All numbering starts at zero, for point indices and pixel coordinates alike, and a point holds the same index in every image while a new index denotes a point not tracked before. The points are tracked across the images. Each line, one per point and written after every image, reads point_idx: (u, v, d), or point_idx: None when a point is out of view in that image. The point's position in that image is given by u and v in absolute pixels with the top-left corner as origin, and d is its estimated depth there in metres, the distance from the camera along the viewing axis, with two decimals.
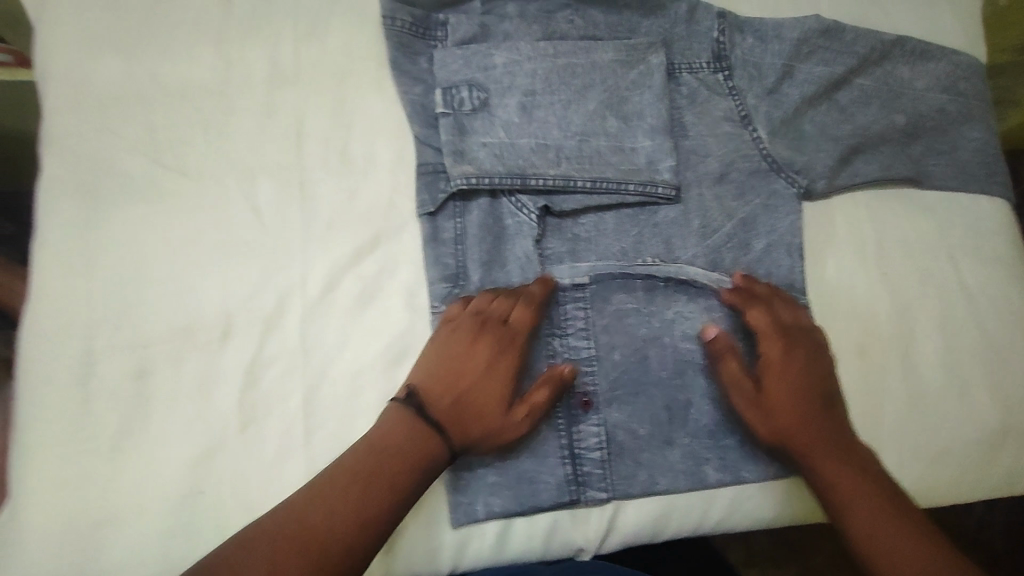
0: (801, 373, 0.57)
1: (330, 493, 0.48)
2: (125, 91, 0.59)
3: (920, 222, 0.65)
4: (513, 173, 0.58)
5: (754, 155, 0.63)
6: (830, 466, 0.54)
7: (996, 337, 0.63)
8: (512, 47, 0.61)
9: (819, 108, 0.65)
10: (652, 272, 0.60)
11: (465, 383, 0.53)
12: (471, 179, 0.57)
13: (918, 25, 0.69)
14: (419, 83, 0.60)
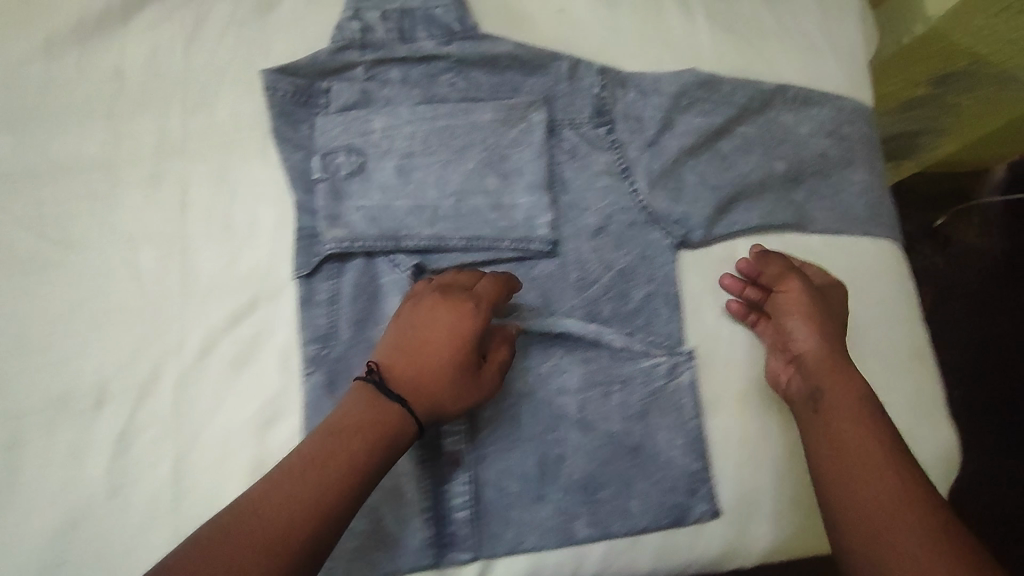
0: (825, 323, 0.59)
1: (281, 486, 0.47)
2: (12, 166, 0.61)
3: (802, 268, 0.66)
4: (385, 235, 0.60)
5: (632, 210, 0.64)
6: (855, 420, 0.53)
7: (880, 382, 0.64)
8: (391, 112, 0.62)
9: (705, 158, 0.67)
10: (527, 326, 0.60)
11: (427, 351, 0.53)
12: (342, 242, 0.59)
13: (803, 72, 0.70)
14: (298, 150, 0.62)
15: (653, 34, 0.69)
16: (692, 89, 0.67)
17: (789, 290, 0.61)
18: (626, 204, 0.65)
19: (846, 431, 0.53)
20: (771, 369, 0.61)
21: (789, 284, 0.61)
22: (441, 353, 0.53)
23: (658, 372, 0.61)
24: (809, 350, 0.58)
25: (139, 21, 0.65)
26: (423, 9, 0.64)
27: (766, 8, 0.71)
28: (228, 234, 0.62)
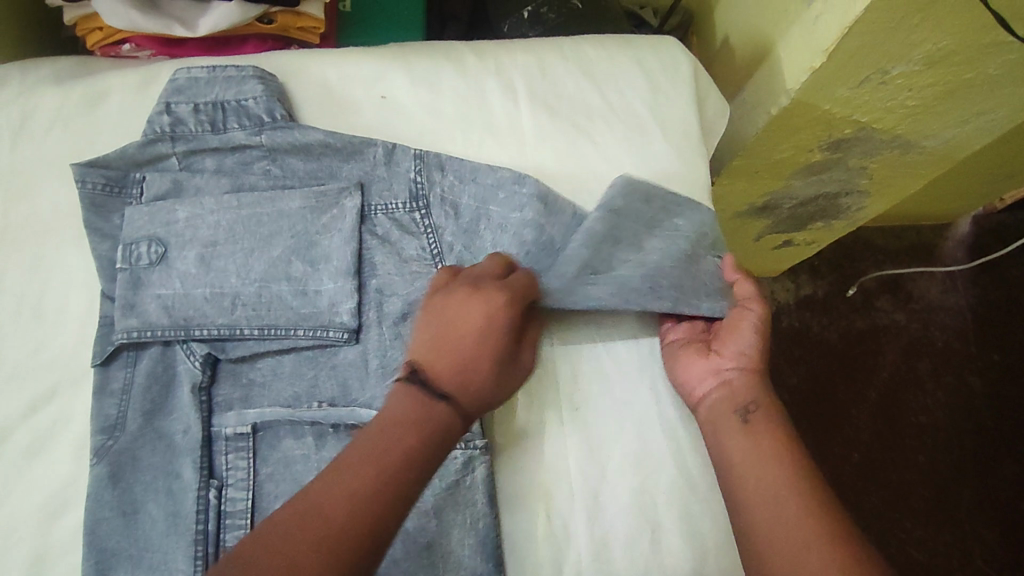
0: (761, 361, 0.61)
1: (350, 492, 0.47)
2: None
3: (619, 354, 0.65)
4: (177, 325, 0.60)
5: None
6: (777, 453, 0.55)
7: (696, 477, 0.61)
8: (196, 202, 0.64)
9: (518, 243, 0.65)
10: (319, 417, 0.59)
11: (479, 348, 0.55)
12: (131, 332, 0.60)
13: (629, 152, 0.70)
14: (105, 240, 0.63)
15: (474, 118, 0.70)
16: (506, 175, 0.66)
17: (746, 318, 0.61)
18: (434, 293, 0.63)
19: (744, 454, 0.56)
20: (702, 379, 0.61)
21: (744, 309, 0.62)
22: (472, 356, 0.55)
23: (454, 466, 0.58)
24: (748, 370, 0.60)
25: None
26: (235, 101, 0.66)
27: (592, 90, 0.72)
28: (37, 321, 0.63)
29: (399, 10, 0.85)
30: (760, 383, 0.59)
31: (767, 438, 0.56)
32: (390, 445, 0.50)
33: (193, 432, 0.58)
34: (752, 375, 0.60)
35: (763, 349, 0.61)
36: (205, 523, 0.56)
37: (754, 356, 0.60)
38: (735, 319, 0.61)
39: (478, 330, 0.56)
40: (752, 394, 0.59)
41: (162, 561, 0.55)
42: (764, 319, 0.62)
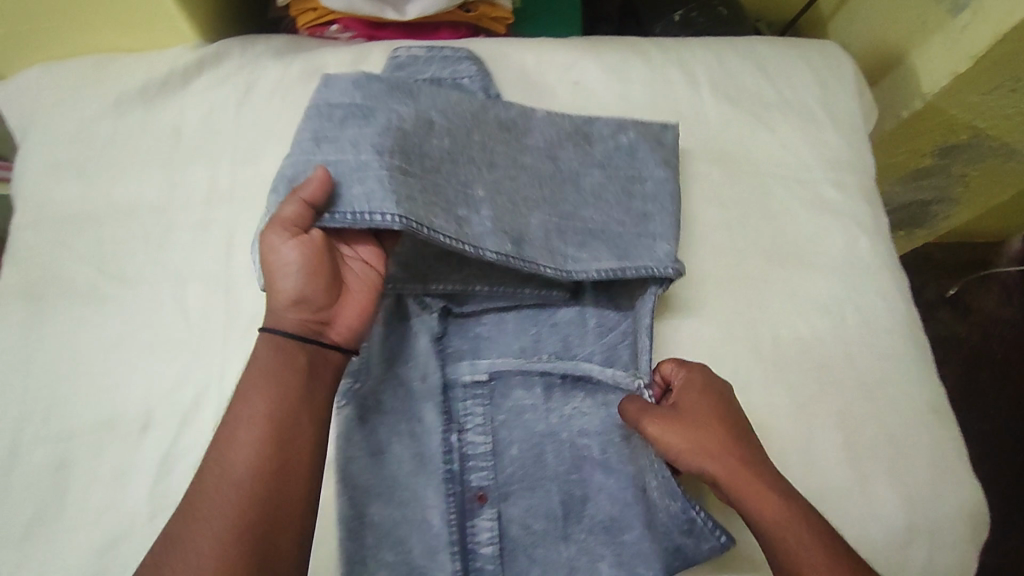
0: (707, 409, 0.58)
1: (265, 422, 0.49)
2: (78, 211, 0.67)
3: (812, 321, 0.68)
4: (414, 278, 0.62)
5: (551, 216, 0.64)
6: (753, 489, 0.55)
7: (896, 434, 0.65)
8: None
9: (534, 131, 0.67)
10: (549, 369, 0.63)
11: (307, 285, 0.54)
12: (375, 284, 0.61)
13: (804, 141, 0.76)
14: None
15: (662, 102, 0.75)
16: (382, 82, 0.61)
17: (693, 380, 0.60)
18: (539, 210, 0.64)
19: (770, 517, 0.54)
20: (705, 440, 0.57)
21: (689, 368, 0.60)
22: (314, 295, 0.54)
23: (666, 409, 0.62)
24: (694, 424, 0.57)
25: (197, 84, 0.72)
26: (451, 79, 0.71)
27: (766, 84, 0.77)
28: None
29: (563, 9, 0.91)
30: (729, 441, 0.57)
31: (775, 499, 0.54)
32: (270, 365, 0.52)
33: (434, 378, 0.62)
34: (707, 428, 0.57)
35: (728, 405, 0.58)
36: (452, 463, 0.60)
37: (696, 415, 0.58)
38: (687, 384, 0.60)
39: (291, 262, 0.53)
40: (727, 453, 0.56)
41: (413, 497, 0.59)
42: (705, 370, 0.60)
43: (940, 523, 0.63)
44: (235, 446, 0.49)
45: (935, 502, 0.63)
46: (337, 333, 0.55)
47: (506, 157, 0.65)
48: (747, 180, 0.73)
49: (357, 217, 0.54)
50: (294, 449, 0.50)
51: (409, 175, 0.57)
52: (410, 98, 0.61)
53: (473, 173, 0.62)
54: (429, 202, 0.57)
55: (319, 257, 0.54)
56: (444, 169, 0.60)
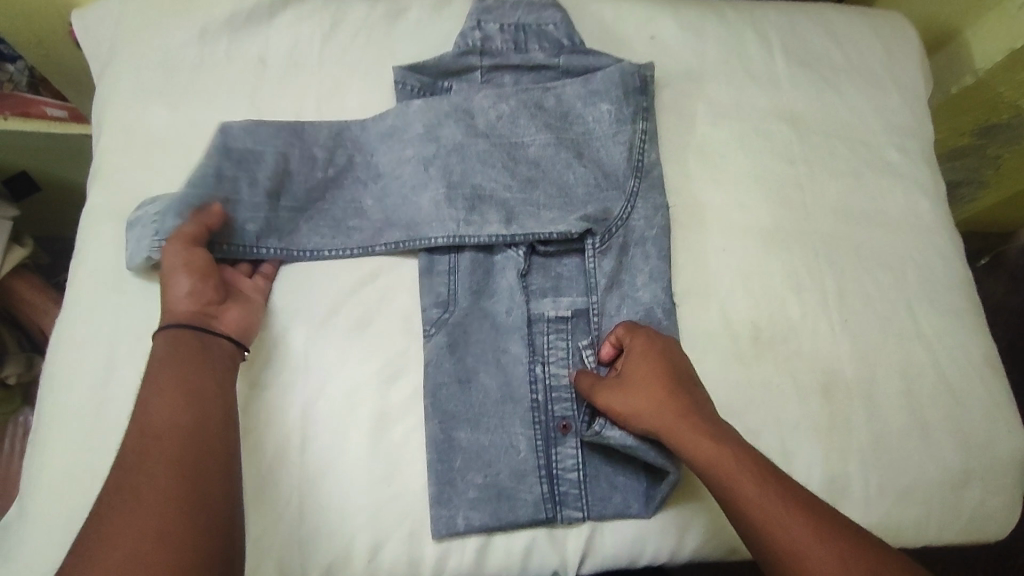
0: (652, 365, 0.58)
1: (168, 389, 0.52)
2: (167, 136, 0.68)
3: (877, 275, 0.71)
4: (501, 215, 0.65)
5: (439, 189, 0.65)
6: (697, 443, 0.54)
7: (953, 383, 0.68)
8: (497, 107, 0.68)
9: (410, 117, 0.68)
10: (627, 309, 0.64)
11: (199, 287, 0.58)
12: (460, 224, 0.64)
13: (869, 105, 0.78)
14: (419, 138, 0.67)
15: (735, 61, 0.77)
16: (305, 127, 0.67)
17: (635, 345, 0.60)
18: (435, 180, 0.65)
19: (712, 459, 0.53)
20: (642, 399, 0.57)
21: (631, 334, 0.61)
22: (198, 288, 0.58)
23: None
24: (633, 382, 0.58)
25: (283, 18, 0.72)
26: (535, 26, 0.73)
27: (835, 48, 0.80)
28: (354, 209, 0.67)
29: None
30: (669, 398, 0.57)
31: (715, 446, 0.54)
32: (182, 352, 0.55)
33: (518, 311, 0.63)
34: (648, 390, 0.57)
35: (672, 365, 0.59)
36: (537, 393, 0.62)
37: (636, 380, 0.58)
38: (631, 348, 0.60)
39: (178, 265, 0.58)
40: (665, 410, 0.56)
41: (499, 424, 0.60)
42: (650, 333, 0.60)
43: (993, 467, 0.66)
44: (146, 410, 0.51)
45: (989, 447, 0.67)
46: (225, 325, 0.58)
47: (393, 151, 0.68)
48: (815, 139, 0.75)
49: (243, 250, 0.63)
50: (204, 403, 0.53)
51: (289, 207, 0.65)
52: (292, 142, 0.67)
53: (405, 172, 0.67)
54: (316, 227, 0.66)
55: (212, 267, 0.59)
56: (325, 198, 0.67)
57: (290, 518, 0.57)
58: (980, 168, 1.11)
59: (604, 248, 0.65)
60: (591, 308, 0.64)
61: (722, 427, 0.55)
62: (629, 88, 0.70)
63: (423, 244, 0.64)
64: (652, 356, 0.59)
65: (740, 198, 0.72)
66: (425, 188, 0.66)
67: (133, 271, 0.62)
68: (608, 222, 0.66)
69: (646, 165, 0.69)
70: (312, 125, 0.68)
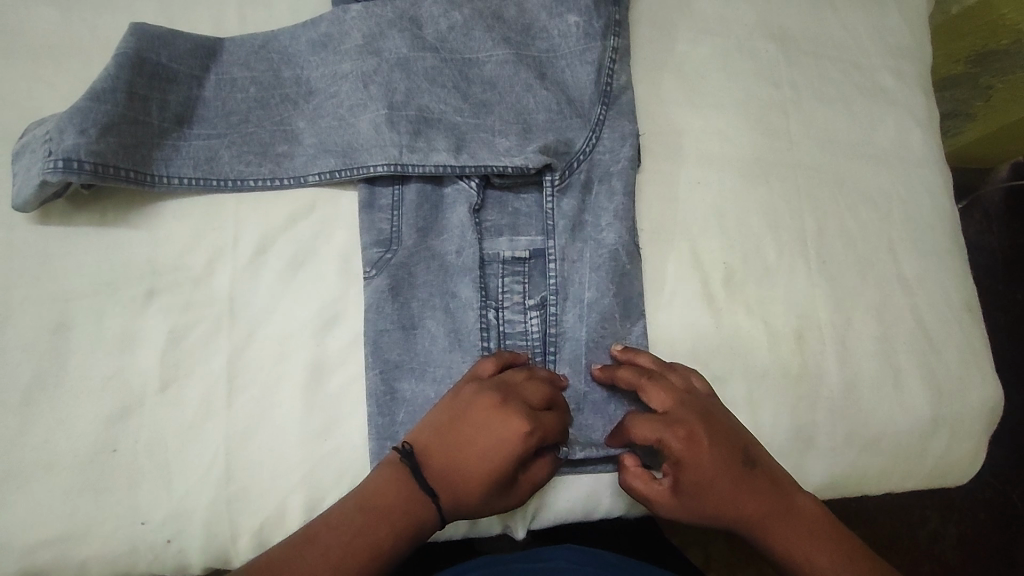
0: (714, 457, 0.51)
1: (386, 515, 0.47)
2: (58, 42, 0.58)
3: (860, 214, 0.65)
4: (450, 142, 0.57)
5: (379, 110, 0.57)
6: (784, 537, 0.52)
7: (931, 329, 0.64)
8: (448, 14, 0.59)
9: (347, 29, 0.59)
10: (591, 252, 0.58)
11: (489, 437, 0.49)
12: (404, 151, 0.56)
13: (864, 25, 0.70)
14: (358, 50, 0.58)
15: None
16: (229, 43, 0.59)
17: (677, 448, 0.52)
18: (375, 99, 0.57)
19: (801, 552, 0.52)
20: (712, 507, 0.52)
21: (665, 434, 0.52)
22: (490, 433, 0.49)
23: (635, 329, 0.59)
24: (694, 482, 0.51)
25: None
26: None
27: None
28: (283, 133, 0.58)
29: None
30: (743, 497, 0.52)
31: (801, 536, 0.53)
32: (406, 491, 0.48)
33: (469, 251, 0.57)
34: (717, 497, 0.52)
35: (722, 458, 0.52)
36: (488, 341, 0.56)
37: (696, 487, 0.51)
38: (672, 454, 0.52)
39: (459, 415, 0.50)
40: (741, 512, 0.52)
41: (447, 375, 0.55)
42: (686, 425, 0.52)
43: (963, 416, 0.63)
44: (380, 494, 0.48)
45: (962, 396, 0.63)
46: (471, 463, 0.49)
47: (328, 68, 0.59)
48: (803, 62, 0.68)
49: (155, 181, 0.55)
50: (417, 527, 0.48)
51: (210, 133, 0.57)
52: (212, 64, 0.58)
53: (341, 93, 0.58)
54: (242, 152, 0.57)
55: (521, 412, 0.49)
56: (251, 119, 0.58)
57: (215, 478, 0.52)
58: (967, 101, 1.04)
59: (564, 186, 0.59)
60: (546, 251, 0.58)
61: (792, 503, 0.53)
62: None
63: (361, 171, 0.56)
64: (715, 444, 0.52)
65: (718, 127, 0.65)
66: (365, 110, 0.57)
67: (21, 204, 0.53)
68: (570, 155, 0.59)
69: (616, 90, 0.61)
70: (236, 41, 0.59)
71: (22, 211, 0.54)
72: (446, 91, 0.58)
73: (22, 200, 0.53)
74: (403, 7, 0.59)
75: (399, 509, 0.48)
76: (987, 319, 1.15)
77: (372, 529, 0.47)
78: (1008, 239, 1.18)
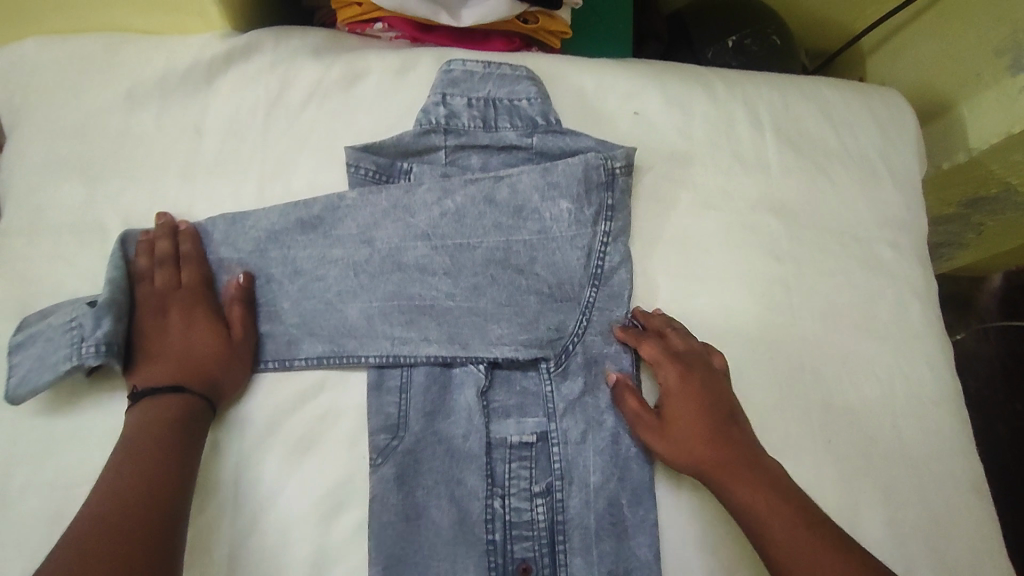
0: (700, 395, 0.58)
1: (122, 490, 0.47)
2: (82, 218, 0.61)
3: (864, 390, 0.66)
4: (443, 332, 0.59)
5: (372, 301, 0.59)
6: (744, 487, 0.54)
7: (938, 512, 0.64)
8: (443, 199, 0.61)
9: (342, 215, 0.60)
10: (593, 437, 0.58)
11: (175, 332, 0.56)
12: (393, 342, 0.58)
13: (863, 196, 0.72)
14: (351, 240, 0.60)
15: (726, 143, 0.70)
16: (217, 225, 0.60)
17: (670, 377, 0.59)
18: (366, 289, 0.59)
19: (757, 501, 0.53)
20: (685, 440, 0.56)
21: (664, 363, 0.59)
22: (176, 328, 0.56)
23: (648, 519, 0.57)
24: (679, 413, 0.57)
25: (222, 82, 0.65)
26: (508, 100, 0.65)
27: (830, 130, 0.73)
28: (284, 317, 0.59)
29: (616, 18, 0.83)
30: (712, 442, 0.56)
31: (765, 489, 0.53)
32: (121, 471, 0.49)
33: (476, 436, 0.57)
34: (695, 430, 0.57)
35: (709, 399, 0.58)
36: (494, 532, 0.56)
37: (678, 412, 0.58)
38: (666, 381, 0.59)
39: (168, 336, 0.56)
40: (711, 451, 0.56)
41: (451, 569, 0.54)
42: (686, 364, 0.59)
43: None
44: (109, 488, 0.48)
45: None
46: (192, 368, 0.54)
47: (317, 252, 0.59)
48: (806, 235, 0.69)
49: None
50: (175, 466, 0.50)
51: None
52: (210, 247, 0.59)
53: (330, 278, 0.59)
54: None
55: (178, 313, 0.57)
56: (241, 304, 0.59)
57: None
58: (961, 234, 1.07)
59: (560, 370, 0.60)
60: (552, 435, 0.58)
61: (766, 468, 0.55)
62: (591, 178, 0.63)
63: (352, 361, 0.57)
64: (712, 383, 0.58)
65: (724, 302, 0.66)
66: (359, 296, 0.59)
67: (17, 395, 0.53)
68: (562, 340, 0.60)
69: (608, 271, 0.62)
70: (229, 220, 0.60)
71: (14, 399, 0.53)
72: (445, 278, 0.60)
73: (23, 391, 0.53)
74: (416, 191, 0.61)
75: (134, 479, 0.48)
76: (988, 429, 1.15)
77: (112, 537, 0.45)
78: (1004, 346, 1.17)
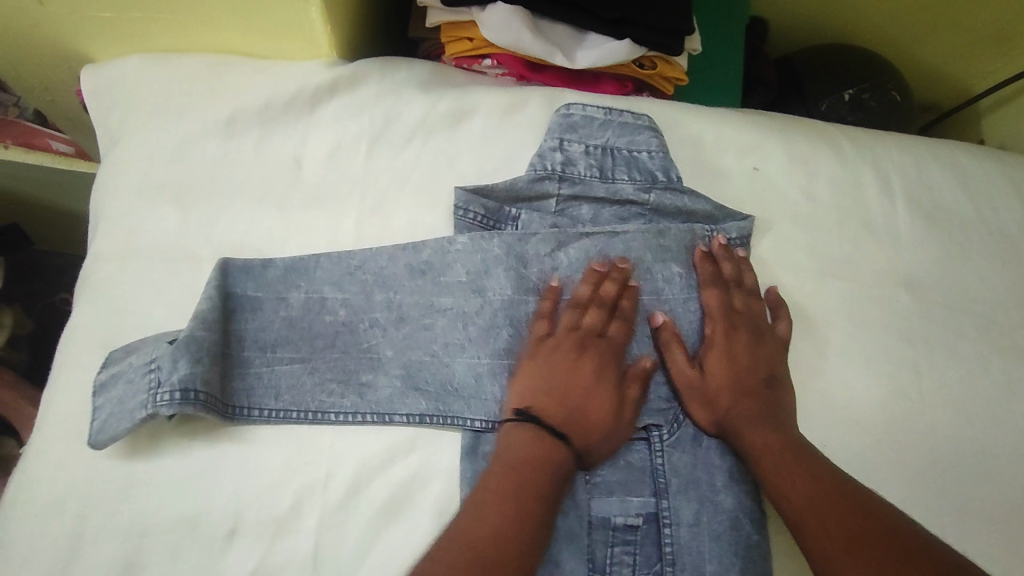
0: (741, 357, 0.57)
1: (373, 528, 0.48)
2: (173, 246, 0.58)
3: (1004, 493, 0.59)
4: None
5: (480, 357, 0.55)
6: (769, 448, 0.52)
7: None
8: (556, 252, 0.57)
9: (450, 261, 0.56)
10: (706, 522, 0.52)
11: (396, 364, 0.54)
12: (497, 405, 0.54)
13: (1001, 274, 0.66)
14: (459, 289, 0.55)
15: (852, 208, 0.65)
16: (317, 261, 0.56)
17: (715, 332, 0.58)
18: (473, 344, 0.55)
19: (776, 459, 0.52)
20: (724, 400, 0.55)
21: (714, 316, 0.58)
22: (392, 361, 0.54)
23: None
24: (718, 371, 0.56)
25: (325, 112, 0.62)
26: (627, 150, 0.61)
27: (965, 201, 0.67)
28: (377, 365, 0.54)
29: (726, 65, 0.79)
30: (743, 399, 0.55)
31: (786, 456, 0.52)
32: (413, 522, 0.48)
33: (578, 513, 0.52)
34: (737, 392, 0.56)
35: (749, 362, 0.57)
36: None
37: (718, 367, 0.57)
38: (710, 337, 0.58)
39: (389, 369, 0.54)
40: (743, 413, 0.54)
41: None
42: (735, 323, 0.58)
43: None
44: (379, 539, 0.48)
45: None
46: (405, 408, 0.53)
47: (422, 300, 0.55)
48: (938, 313, 0.63)
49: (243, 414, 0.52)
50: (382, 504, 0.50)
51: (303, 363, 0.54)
52: (302, 281, 0.55)
53: (435, 329, 0.55)
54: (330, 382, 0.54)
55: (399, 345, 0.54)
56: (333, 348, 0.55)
57: None
58: None
59: (674, 441, 0.55)
60: (662, 516, 0.52)
61: (789, 434, 0.53)
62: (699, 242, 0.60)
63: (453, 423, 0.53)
64: (753, 345, 0.58)
65: (850, 381, 0.60)
66: (462, 352, 0.54)
67: (97, 441, 0.50)
68: (673, 410, 0.56)
69: None
70: (330, 258, 0.56)
71: (97, 446, 0.50)
72: (555, 337, 0.56)
73: (102, 438, 0.50)
74: (526, 240, 0.57)
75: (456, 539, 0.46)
76: None
77: None
78: None
